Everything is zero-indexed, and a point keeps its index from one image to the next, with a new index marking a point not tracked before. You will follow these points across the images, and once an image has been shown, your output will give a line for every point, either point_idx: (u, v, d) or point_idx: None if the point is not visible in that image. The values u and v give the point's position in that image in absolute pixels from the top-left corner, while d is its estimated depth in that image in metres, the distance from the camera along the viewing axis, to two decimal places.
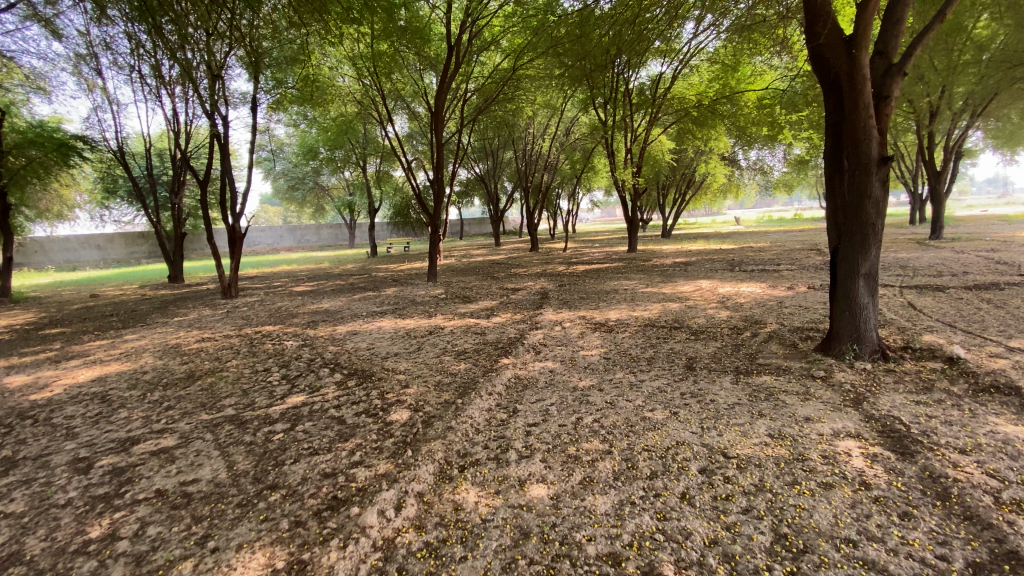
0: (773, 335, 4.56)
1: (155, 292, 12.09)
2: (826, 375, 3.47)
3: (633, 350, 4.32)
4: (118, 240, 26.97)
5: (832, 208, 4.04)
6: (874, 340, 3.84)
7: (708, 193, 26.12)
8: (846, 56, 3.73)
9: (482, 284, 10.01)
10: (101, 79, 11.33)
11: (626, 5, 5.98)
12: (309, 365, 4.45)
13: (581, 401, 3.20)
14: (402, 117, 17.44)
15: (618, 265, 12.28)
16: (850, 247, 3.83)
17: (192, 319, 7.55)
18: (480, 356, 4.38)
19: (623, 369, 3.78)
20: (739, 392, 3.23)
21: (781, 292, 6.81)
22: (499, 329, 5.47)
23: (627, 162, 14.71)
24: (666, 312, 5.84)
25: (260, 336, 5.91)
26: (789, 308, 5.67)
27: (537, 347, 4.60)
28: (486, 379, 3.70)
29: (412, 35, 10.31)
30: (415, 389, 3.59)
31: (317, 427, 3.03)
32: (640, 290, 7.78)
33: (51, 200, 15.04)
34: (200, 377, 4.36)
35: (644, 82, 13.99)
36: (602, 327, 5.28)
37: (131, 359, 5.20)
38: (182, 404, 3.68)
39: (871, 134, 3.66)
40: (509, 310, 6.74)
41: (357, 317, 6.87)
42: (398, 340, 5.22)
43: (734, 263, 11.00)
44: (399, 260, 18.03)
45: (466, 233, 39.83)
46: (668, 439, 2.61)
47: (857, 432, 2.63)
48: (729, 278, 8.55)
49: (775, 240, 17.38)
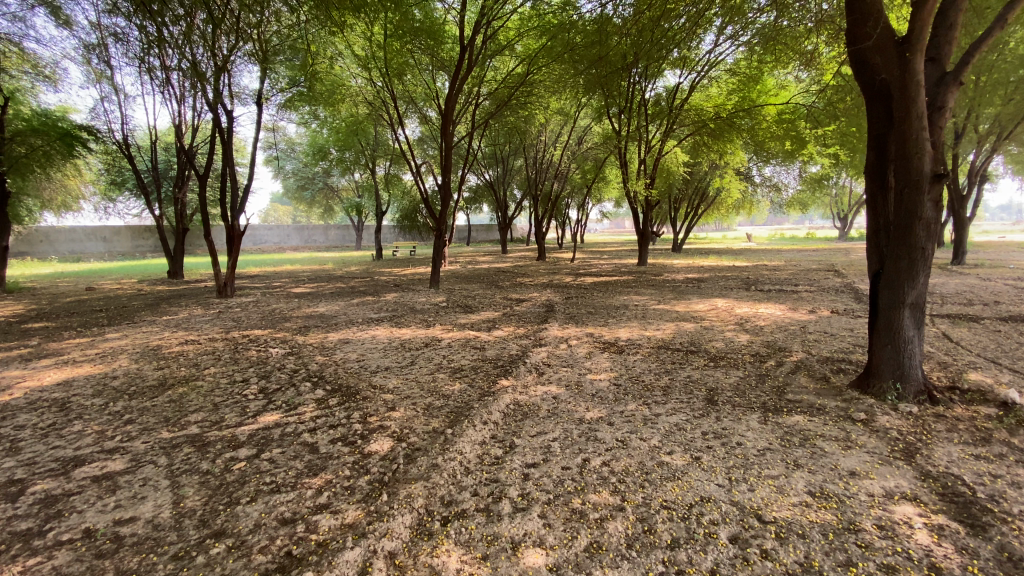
0: (800, 365, 4.14)
1: (151, 288, 11.86)
2: (867, 418, 3.04)
3: (646, 376, 3.90)
4: (124, 233, 26.94)
5: (873, 229, 3.63)
6: (919, 378, 3.43)
7: (720, 209, 25.70)
8: (899, 61, 3.36)
9: (485, 293, 9.67)
10: (110, 70, 11.17)
11: (645, 9, 5.58)
12: (291, 378, 4.07)
13: (588, 437, 2.80)
14: (414, 120, 17.24)
15: (628, 278, 11.89)
16: (895, 273, 3.42)
17: (180, 319, 7.21)
18: (476, 375, 3.99)
19: (635, 400, 3.36)
20: (769, 435, 2.82)
21: (803, 315, 6.39)
22: (500, 344, 5.09)
23: (640, 173, 14.33)
24: (681, 333, 5.43)
25: (246, 341, 5.56)
26: (814, 335, 5.24)
27: (540, 366, 4.20)
28: (482, 404, 3.30)
29: (425, 36, 10.08)
30: (401, 413, 3.19)
31: (286, 456, 2.64)
32: (652, 307, 7.39)
33: (54, 189, 14.88)
34: (171, 386, 3.99)
35: (660, 92, 13.72)
36: (611, 347, 4.87)
37: (104, 361, 4.86)
38: (143, 419, 3.33)
39: (923, 148, 3.28)
40: (512, 322, 6.37)
41: (352, 323, 6.51)
42: (390, 351, 4.85)
43: (749, 281, 10.58)
44: (404, 265, 17.70)
45: (474, 240, 39.55)
46: (689, 494, 2.20)
47: (914, 495, 2.22)
48: (746, 298, 8.12)
49: (790, 259, 16.90)
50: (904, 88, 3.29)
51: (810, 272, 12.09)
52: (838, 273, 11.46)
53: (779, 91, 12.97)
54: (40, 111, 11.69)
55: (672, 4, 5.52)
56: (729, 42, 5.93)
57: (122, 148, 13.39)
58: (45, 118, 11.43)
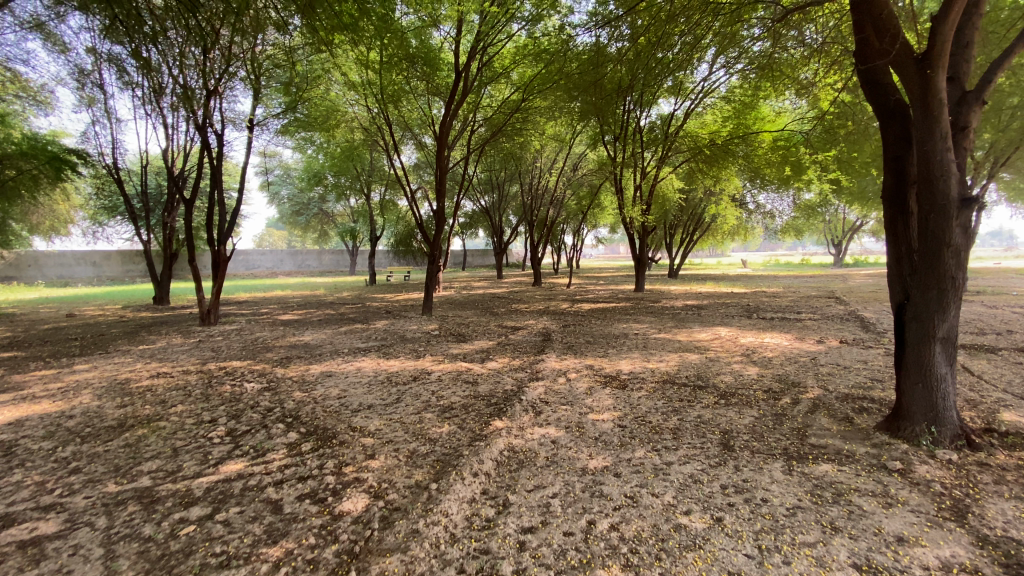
0: (818, 404, 3.81)
1: (135, 315, 11.46)
2: (903, 467, 2.72)
3: (653, 416, 3.55)
4: (114, 257, 26.66)
5: (897, 257, 3.37)
6: (954, 421, 3.12)
7: (716, 235, 25.71)
8: (919, 78, 3.16)
9: (479, 320, 9.36)
10: (104, 96, 11.05)
11: (640, 36, 5.39)
12: (264, 419, 3.69)
13: (592, 493, 2.45)
14: (411, 147, 17.22)
15: (626, 305, 11.63)
16: (923, 305, 3.13)
17: (156, 349, 6.82)
18: (467, 416, 3.62)
19: (643, 446, 3.02)
20: (796, 489, 2.49)
21: (811, 346, 6.11)
22: (493, 378, 4.75)
23: (636, 200, 14.22)
24: (686, 366, 5.10)
25: (222, 374, 5.19)
26: (828, 368, 4.92)
27: (537, 405, 3.85)
28: (472, 451, 2.94)
29: (421, 62, 10.01)
30: (380, 462, 2.83)
31: (244, 518, 2.28)
32: (652, 336, 7.09)
33: (42, 213, 14.65)
34: (131, 428, 3.62)
35: (655, 121, 13.84)
36: (613, 381, 4.52)
37: (64, 398, 4.47)
38: (90, 468, 2.97)
39: (950, 170, 3.05)
40: (507, 353, 6.04)
41: (337, 354, 6.16)
42: (375, 387, 4.48)
43: (750, 309, 10.32)
44: (397, 290, 17.36)
45: (470, 266, 39.44)
46: (714, 569, 1.86)
47: (977, 568, 1.88)
48: (750, 327, 7.78)
49: (789, 285, 16.70)
50: (926, 107, 3.09)
51: (811, 299, 11.86)
52: (840, 300, 11.24)
53: (774, 118, 12.97)
54: (30, 134, 11.52)
55: (667, 29, 5.32)
56: (723, 71, 5.74)
57: (112, 172, 13.15)
58: (35, 142, 11.20)
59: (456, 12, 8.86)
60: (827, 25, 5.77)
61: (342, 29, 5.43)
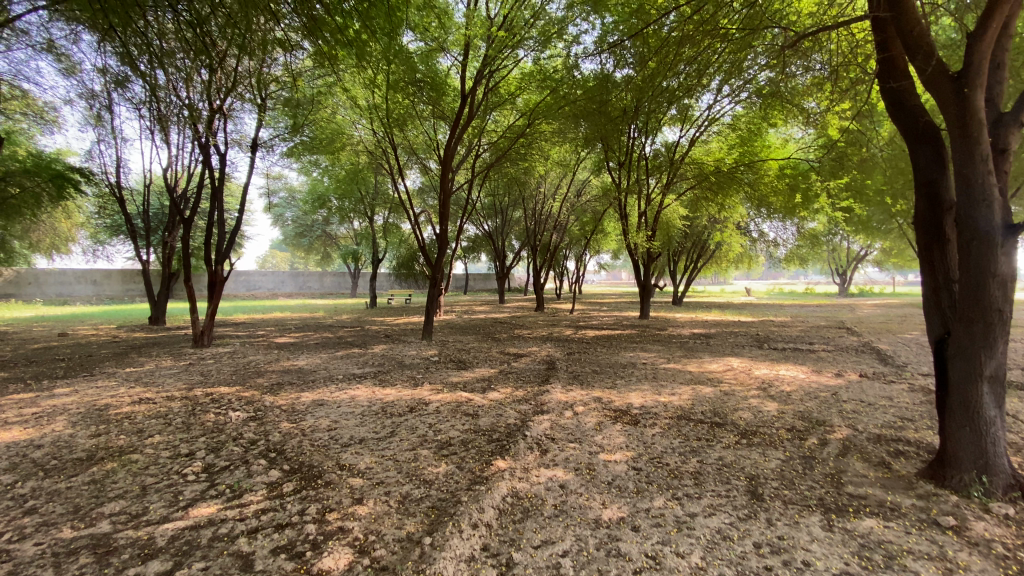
0: (850, 446, 3.51)
1: (128, 335, 11.18)
2: (957, 524, 2.42)
3: (670, 458, 3.24)
4: (115, 276, 26.59)
5: (935, 287, 3.11)
6: (1006, 469, 2.84)
7: (720, 263, 25.52)
8: (955, 98, 2.96)
9: (481, 345, 9.06)
10: (111, 116, 11.03)
11: (646, 65, 5.22)
12: (244, 454, 3.39)
13: (607, 552, 2.14)
14: (415, 171, 17.18)
15: (631, 332, 11.34)
16: (967, 340, 2.85)
17: (143, 371, 6.54)
18: (467, 453, 3.32)
19: (662, 493, 2.71)
20: (840, 550, 2.18)
21: (830, 380, 5.80)
22: (496, 409, 4.45)
23: (640, 226, 14.03)
24: (699, 400, 4.80)
25: (208, 400, 4.89)
26: (853, 405, 4.60)
27: (542, 442, 3.53)
28: (472, 496, 2.64)
29: (428, 88, 9.93)
30: (369, 509, 2.53)
31: None
32: (661, 366, 6.78)
33: (44, 231, 14.55)
34: (100, 461, 3.32)
35: (660, 148, 13.75)
36: (624, 417, 4.19)
37: (36, 425, 4.16)
38: (47, 508, 2.67)
39: (993, 194, 2.82)
40: (510, 382, 5.73)
41: (331, 380, 5.86)
42: (368, 418, 4.18)
43: (760, 338, 10.01)
44: (397, 313, 17.07)
45: (472, 290, 39.30)
46: None
47: None
48: (762, 358, 7.48)
49: (796, 315, 16.38)
50: (964, 129, 2.89)
51: (822, 329, 11.52)
52: (852, 331, 10.91)
53: (781, 146, 12.86)
54: (35, 152, 11.45)
55: (673, 57, 5.14)
56: (731, 100, 5.55)
57: (114, 190, 13.05)
58: (40, 160, 11.10)
59: (463, 36, 8.81)
60: (836, 53, 5.51)
61: (353, 52, 5.28)
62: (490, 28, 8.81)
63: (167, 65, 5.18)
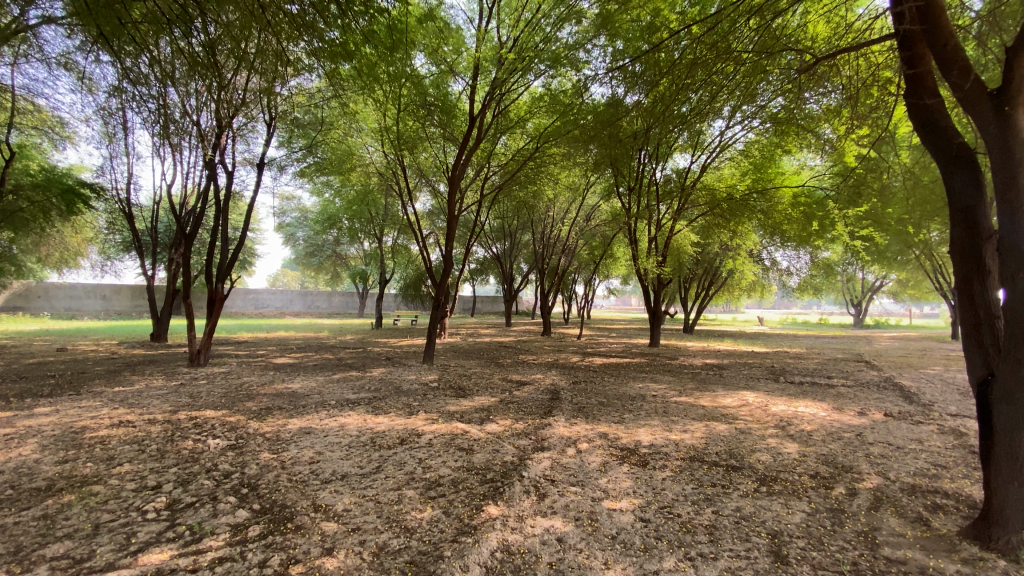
0: (882, 498, 3.16)
1: (127, 352, 11.00)
2: None
3: (681, 508, 2.91)
4: (125, 292, 26.67)
5: (978, 322, 2.79)
6: None
7: (731, 291, 25.09)
8: (995, 117, 2.71)
9: (484, 372, 8.74)
10: (124, 132, 11.06)
11: (654, 88, 5.02)
12: (215, 489, 3.11)
13: None
14: (425, 194, 17.14)
15: (640, 361, 10.96)
16: (1014, 382, 2.52)
17: (131, 392, 6.30)
18: (457, 496, 3.01)
19: (673, 552, 2.39)
20: None
21: (853, 419, 5.42)
22: (492, 444, 4.14)
23: (651, 252, 13.74)
24: (713, 439, 4.45)
25: (189, 425, 4.62)
26: (881, 449, 4.23)
27: (540, 484, 3.22)
28: (456, 550, 2.34)
29: (438, 112, 9.81)
30: (337, 561, 2.23)
31: None
32: (672, 399, 6.43)
33: (53, 245, 14.58)
34: (58, 492, 3.05)
35: (670, 173, 13.55)
36: (631, 457, 3.86)
37: (3, 448, 3.91)
38: None
39: None
40: (511, 413, 5.42)
41: (324, 406, 5.58)
42: (355, 450, 3.89)
43: (775, 371, 9.60)
44: (401, 335, 16.82)
45: (479, 313, 39.05)
46: None
47: None
48: (778, 392, 7.10)
49: (812, 346, 15.90)
50: (1005, 149, 2.64)
51: (839, 362, 11.08)
52: (872, 365, 10.47)
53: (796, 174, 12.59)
54: (47, 166, 11.48)
55: (685, 81, 4.94)
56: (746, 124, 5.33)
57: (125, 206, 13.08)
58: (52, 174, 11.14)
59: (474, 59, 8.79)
60: (853, 78, 5.26)
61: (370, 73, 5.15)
62: (500, 52, 8.75)
63: (172, 81, 5.02)
